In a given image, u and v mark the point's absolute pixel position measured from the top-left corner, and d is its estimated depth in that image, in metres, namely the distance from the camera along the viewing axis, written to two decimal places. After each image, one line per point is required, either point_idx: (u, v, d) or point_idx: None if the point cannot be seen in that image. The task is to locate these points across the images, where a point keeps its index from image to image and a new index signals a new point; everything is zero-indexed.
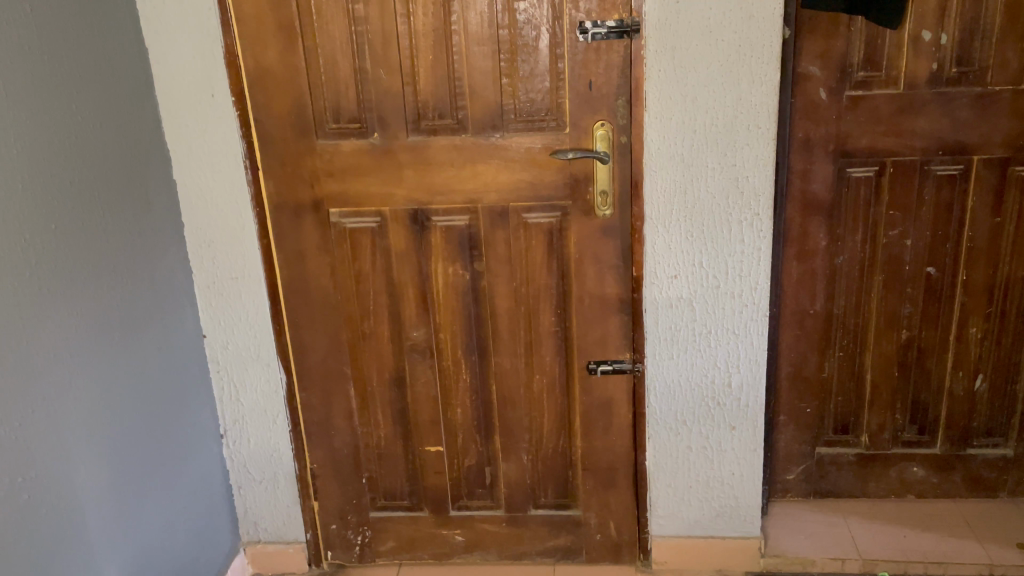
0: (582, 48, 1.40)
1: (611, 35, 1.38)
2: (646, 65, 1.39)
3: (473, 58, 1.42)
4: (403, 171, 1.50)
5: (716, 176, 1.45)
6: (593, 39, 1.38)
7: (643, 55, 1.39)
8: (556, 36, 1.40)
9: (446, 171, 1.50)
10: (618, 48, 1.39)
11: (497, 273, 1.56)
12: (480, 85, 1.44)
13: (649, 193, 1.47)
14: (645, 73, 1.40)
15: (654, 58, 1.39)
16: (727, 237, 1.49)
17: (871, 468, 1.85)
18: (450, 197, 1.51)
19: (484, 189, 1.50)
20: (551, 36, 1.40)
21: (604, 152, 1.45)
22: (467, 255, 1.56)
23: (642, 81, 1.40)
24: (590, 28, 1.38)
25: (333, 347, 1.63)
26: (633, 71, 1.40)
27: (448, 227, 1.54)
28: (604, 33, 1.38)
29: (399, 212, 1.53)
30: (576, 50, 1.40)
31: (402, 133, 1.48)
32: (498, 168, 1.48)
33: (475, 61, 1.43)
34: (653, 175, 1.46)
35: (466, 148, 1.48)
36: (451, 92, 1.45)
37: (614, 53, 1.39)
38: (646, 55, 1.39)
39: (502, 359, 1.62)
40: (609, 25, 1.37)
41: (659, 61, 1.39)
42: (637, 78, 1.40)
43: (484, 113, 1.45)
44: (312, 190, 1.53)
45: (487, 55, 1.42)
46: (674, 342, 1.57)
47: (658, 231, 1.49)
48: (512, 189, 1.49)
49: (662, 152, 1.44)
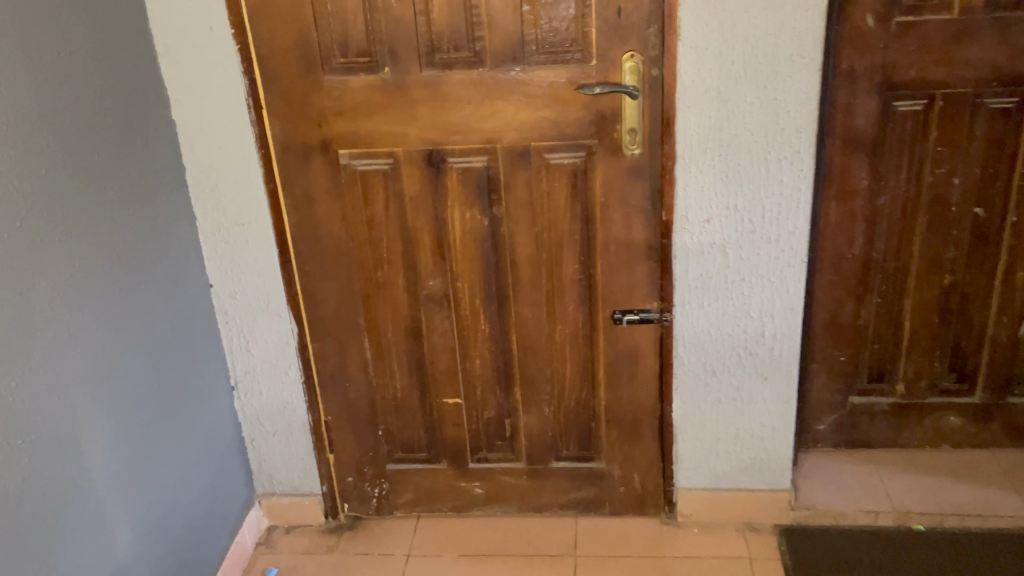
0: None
1: None
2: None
3: None
4: (417, 109, 1.40)
5: (755, 112, 1.34)
6: None
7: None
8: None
9: (463, 109, 1.39)
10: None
11: (518, 218, 1.47)
12: (499, 14, 1.32)
13: (683, 131, 1.36)
14: None
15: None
16: (765, 178, 1.39)
17: (905, 418, 1.78)
18: (467, 137, 1.41)
19: (503, 128, 1.40)
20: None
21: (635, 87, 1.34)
22: (485, 199, 1.47)
23: (676, 7, 1.28)
24: None
25: (346, 296, 1.56)
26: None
27: (465, 169, 1.44)
28: None
29: (413, 153, 1.43)
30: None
31: (415, 67, 1.37)
32: (520, 106, 1.38)
33: None
34: (687, 112, 1.35)
35: (484, 83, 1.37)
36: (468, 21, 1.34)
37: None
38: None
39: (523, 308, 1.55)
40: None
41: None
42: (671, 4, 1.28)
43: (504, 45, 1.34)
44: (319, 131, 1.43)
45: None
46: (705, 290, 1.49)
47: (691, 172, 1.39)
48: (534, 128, 1.40)
49: (697, 86, 1.33)
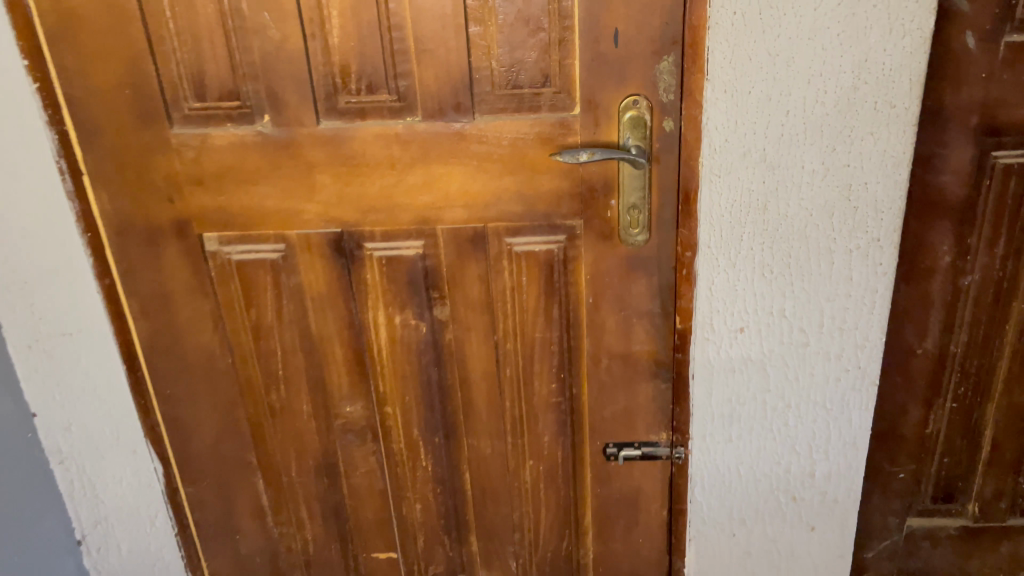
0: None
1: None
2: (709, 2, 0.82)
3: None
4: (315, 175, 0.93)
5: (815, 183, 0.90)
6: None
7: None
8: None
9: (385, 177, 0.94)
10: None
11: (469, 325, 1.03)
12: (431, 38, 0.87)
13: (709, 209, 0.92)
14: (709, 19, 0.82)
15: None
16: (826, 274, 0.95)
17: (978, 545, 1.37)
18: (393, 215, 0.96)
19: (445, 202, 0.95)
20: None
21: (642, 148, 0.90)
22: (421, 298, 1.01)
23: (702, 30, 0.84)
24: None
25: (228, 427, 1.10)
26: (686, 15, 0.83)
27: (392, 260, 0.99)
28: None
29: (312, 238, 0.97)
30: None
31: (307, 117, 0.91)
32: (469, 173, 0.93)
33: None
34: (715, 183, 0.90)
35: (414, 140, 0.92)
36: (385, 49, 0.88)
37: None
38: None
39: (478, 440, 1.10)
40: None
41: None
42: (692, 27, 0.84)
43: (442, 84, 0.89)
44: (170, 207, 0.96)
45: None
46: (734, 421, 1.05)
47: (719, 265, 0.95)
48: (489, 204, 0.95)
49: (731, 147, 0.88)
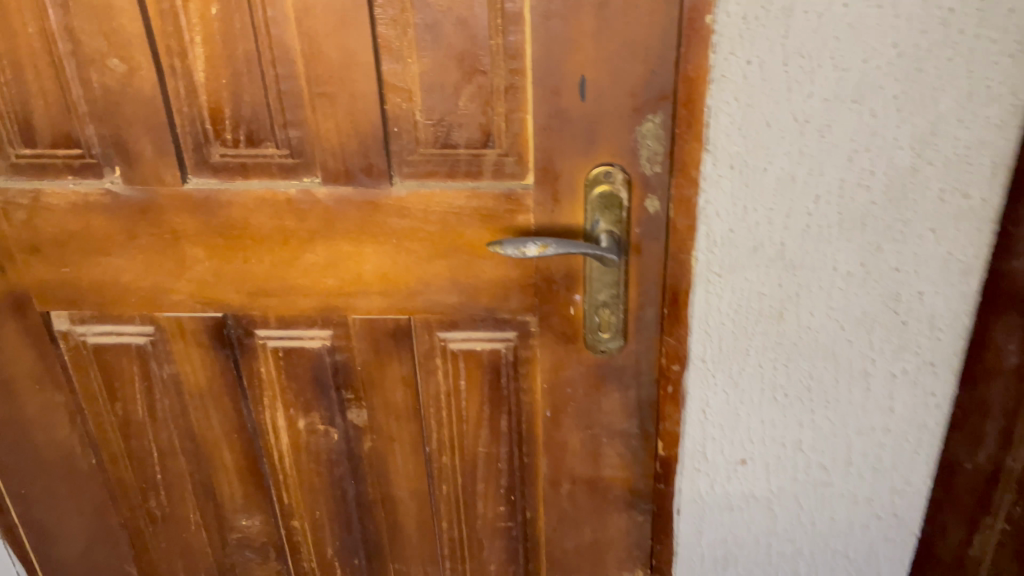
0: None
1: None
2: (711, 46, 0.58)
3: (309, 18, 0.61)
4: (184, 248, 0.71)
5: (850, 291, 0.66)
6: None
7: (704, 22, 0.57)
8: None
9: (276, 253, 0.71)
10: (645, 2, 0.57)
11: (392, 434, 0.80)
12: (328, 77, 0.63)
13: (704, 315, 0.68)
14: (711, 72, 0.58)
15: (732, 30, 0.57)
16: (857, 402, 0.71)
17: None
18: (289, 300, 0.73)
19: (355, 288, 0.72)
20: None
21: (617, 244, 0.66)
22: (330, 399, 0.79)
23: (699, 84, 0.59)
24: None
25: (100, 533, 0.90)
26: (678, 61, 0.59)
27: (291, 351, 0.77)
28: None
29: (186, 323, 0.75)
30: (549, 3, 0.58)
31: (169, 174, 0.68)
32: (387, 253, 0.70)
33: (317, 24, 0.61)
34: (714, 284, 0.67)
35: (311, 209, 0.68)
36: (269, 88, 0.64)
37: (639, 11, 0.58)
38: (717, 33, 0.57)
39: (407, 564, 0.88)
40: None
41: (743, 41, 0.57)
42: (686, 79, 0.59)
43: (346, 139, 0.65)
44: (3, 279, 0.74)
45: (336, 6, 0.60)
46: (732, 567, 0.82)
47: (715, 384, 0.72)
48: (413, 294, 0.72)
49: (737, 239, 0.64)
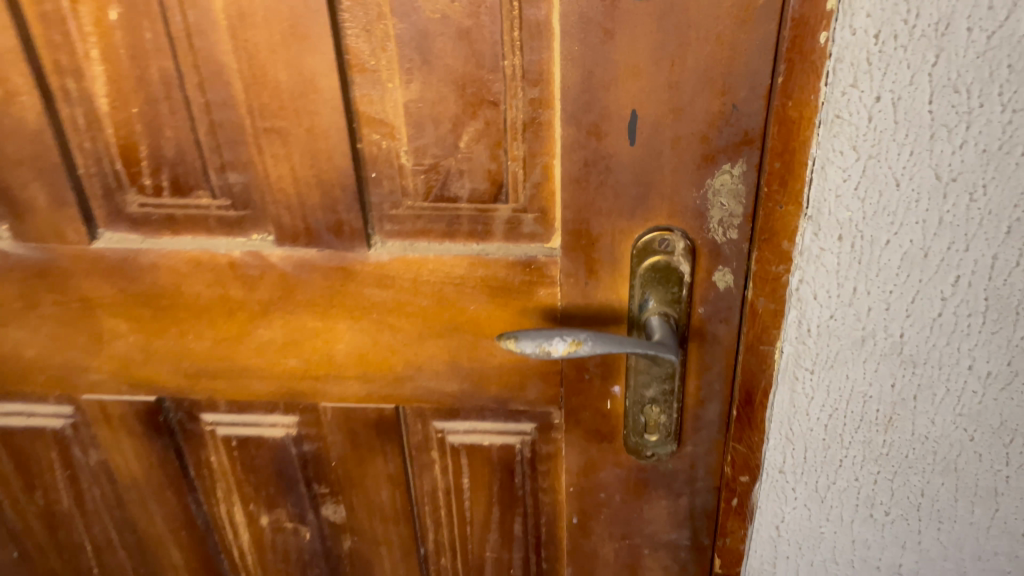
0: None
1: None
2: (824, 76, 0.40)
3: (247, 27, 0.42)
4: (100, 319, 0.55)
5: (988, 395, 0.49)
6: None
7: (814, 42, 0.39)
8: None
9: (219, 327, 0.54)
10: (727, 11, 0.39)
11: (377, 535, 0.64)
12: (276, 107, 0.45)
13: (787, 419, 0.51)
14: (822, 111, 0.41)
15: (857, 51, 0.39)
16: (979, 524, 0.55)
17: None
18: (241, 382, 0.57)
19: (326, 371, 0.55)
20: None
21: (671, 334, 0.47)
22: (300, 494, 0.63)
23: (800, 128, 0.41)
24: None
25: None
26: (770, 95, 0.41)
27: (247, 441, 0.61)
28: None
29: (111, 408, 0.60)
30: (588, 9, 0.40)
31: (71, 228, 0.51)
32: (365, 332, 0.53)
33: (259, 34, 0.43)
34: (804, 382, 0.49)
35: (263, 276, 0.51)
36: (197, 119, 0.46)
37: (720, 23, 0.40)
38: (835, 56, 0.39)
39: None
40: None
41: (872, 69, 0.39)
42: (781, 119, 0.41)
43: (305, 188, 0.47)
44: None
45: (283, 12, 0.42)
46: None
47: (794, 499, 0.55)
48: (400, 381, 0.55)
49: (841, 329, 0.47)
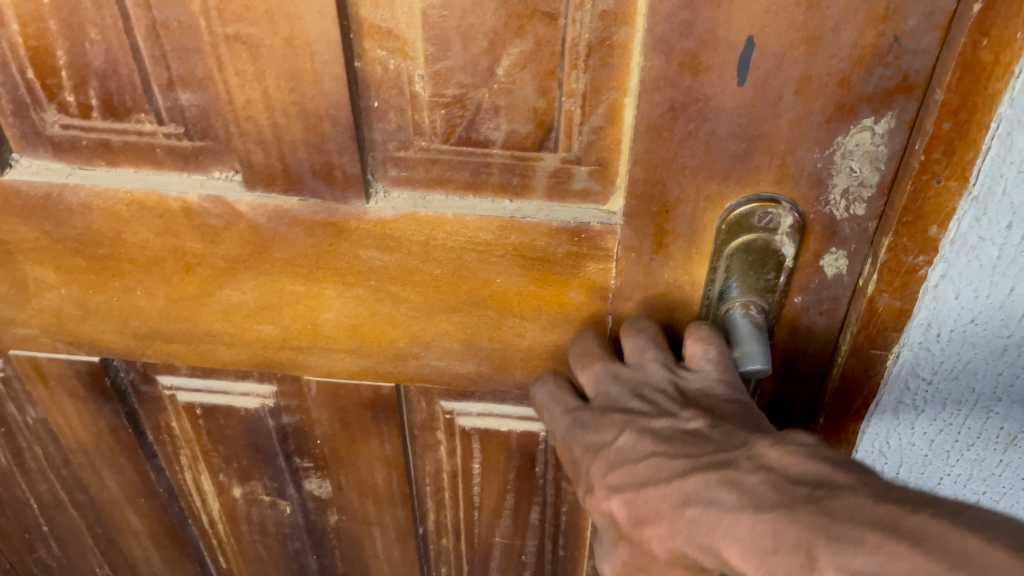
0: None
1: None
2: None
3: None
4: (21, 267, 0.43)
5: None
6: None
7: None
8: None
9: (174, 285, 0.42)
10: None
11: (369, 514, 0.55)
12: (241, 7, 0.32)
13: (884, 434, 0.41)
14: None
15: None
16: None
17: None
18: (204, 348, 0.46)
19: (310, 342, 0.44)
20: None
21: (768, 348, 0.36)
22: (278, 466, 0.54)
23: (987, 77, 0.29)
24: None
25: None
26: (953, 26, 0.29)
27: (214, 408, 0.51)
28: None
29: (45, 367, 0.49)
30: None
31: None
32: (360, 301, 0.41)
33: None
34: (916, 394, 0.39)
35: (227, 227, 0.39)
36: (131, 17, 0.33)
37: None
38: None
39: None
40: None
41: None
42: (964, 63, 0.29)
43: (283, 119, 0.35)
44: None
45: None
46: None
47: None
48: (403, 359, 0.44)
49: (980, 336, 0.36)
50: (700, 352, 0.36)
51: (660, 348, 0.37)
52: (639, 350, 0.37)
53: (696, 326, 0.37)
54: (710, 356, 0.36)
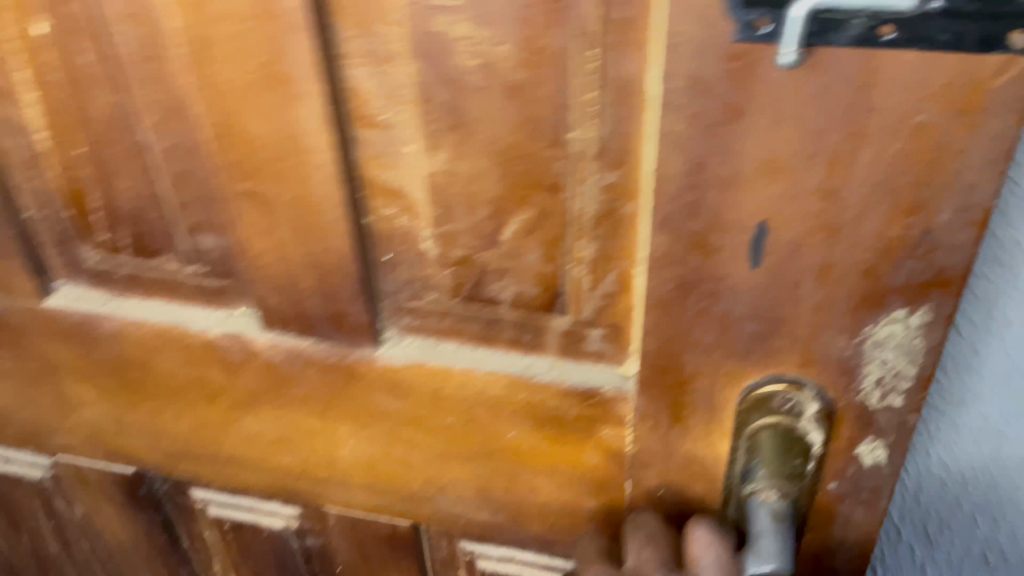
0: (728, 56, 0.24)
1: (918, 31, 0.22)
2: None
3: (209, 61, 0.29)
4: (62, 381, 0.44)
5: None
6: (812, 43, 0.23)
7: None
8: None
9: (199, 410, 0.43)
10: (937, 95, 0.23)
11: None
12: (251, 167, 0.32)
13: (917, 488, 0.40)
14: None
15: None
16: None
17: None
18: (229, 470, 0.46)
19: (327, 474, 0.43)
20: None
21: (788, 545, 0.31)
22: None
23: None
24: None
25: None
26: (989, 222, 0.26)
27: (242, 523, 0.50)
28: (888, 17, 0.22)
29: (87, 471, 0.50)
30: (705, 72, 0.25)
31: (20, 279, 0.40)
32: (374, 440, 0.41)
33: (224, 71, 0.30)
34: (948, 450, 0.38)
35: (246, 362, 0.39)
36: (156, 168, 0.34)
37: (920, 111, 0.24)
38: None
39: None
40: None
41: None
42: None
43: (294, 270, 0.35)
44: None
45: (253, 43, 0.28)
46: None
47: None
48: (419, 499, 0.43)
49: (1011, 397, 0.35)
50: (694, 555, 0.33)
51: (656, 546, 0.35)
52: (635, 551, 0.35)
53: (695, 521, 0.35)
54: (704, 559, 0.33)
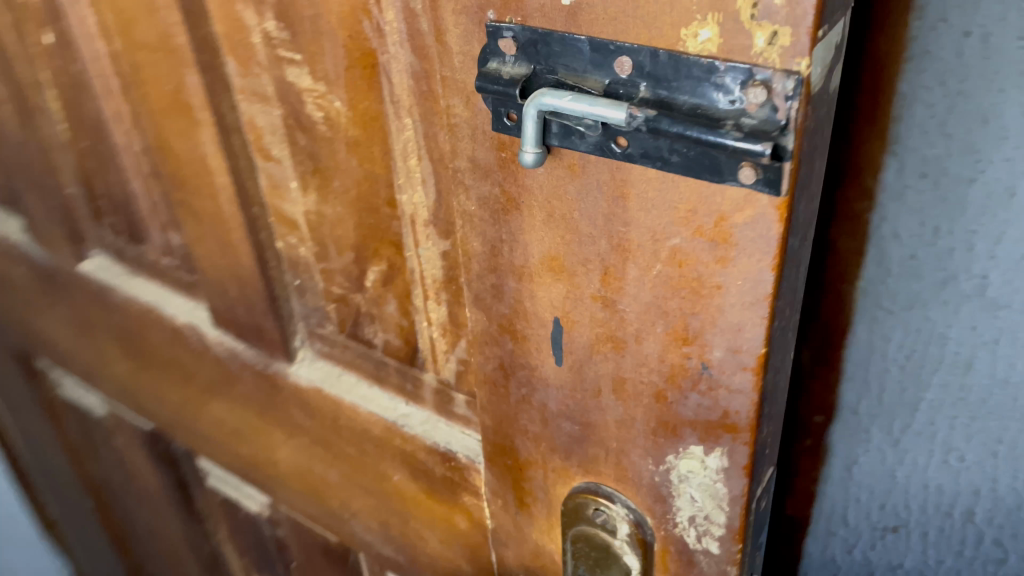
0: (496, 144, 0.24)
1: (646, 147, 0.21)
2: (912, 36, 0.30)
3: (144, 83, 0.33)
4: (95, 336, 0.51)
5: None
6: (559, 143, 0.22)
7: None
8: (395, 28, 0.25)
9: (181, 386, 0.47)
10: (684, 219, 0.21)
11: None
12: (183, 180, 0.36)
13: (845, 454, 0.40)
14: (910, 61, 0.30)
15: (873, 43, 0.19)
16: None
17: None
18: (207, 447, 0.50)
19: (271, 473, 0.46)
20: (374, 28, 0.25)
21: None
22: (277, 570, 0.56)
23: None
24: (543, 80, 0.21)
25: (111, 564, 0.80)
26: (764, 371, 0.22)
27: (230, 499, 0.55)
28: (615, 128, 0.21)
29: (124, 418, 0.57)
30: (482, 156, 0.24)
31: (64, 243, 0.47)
32: (298, 450, 0.43)
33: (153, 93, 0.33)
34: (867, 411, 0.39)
35: (204, 353, 0.43)
36: (133, 169, 0.39)
37: (673, 232, 0.22)
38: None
39: None
40: (625, 76, 0.20)
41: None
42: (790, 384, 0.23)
43: (225, 278, 0.38)
44: None
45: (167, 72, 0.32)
46: None
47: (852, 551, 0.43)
48: (337, 519, 0.44)
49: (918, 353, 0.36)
50: None
51: None
52: None
53: None
54: None
